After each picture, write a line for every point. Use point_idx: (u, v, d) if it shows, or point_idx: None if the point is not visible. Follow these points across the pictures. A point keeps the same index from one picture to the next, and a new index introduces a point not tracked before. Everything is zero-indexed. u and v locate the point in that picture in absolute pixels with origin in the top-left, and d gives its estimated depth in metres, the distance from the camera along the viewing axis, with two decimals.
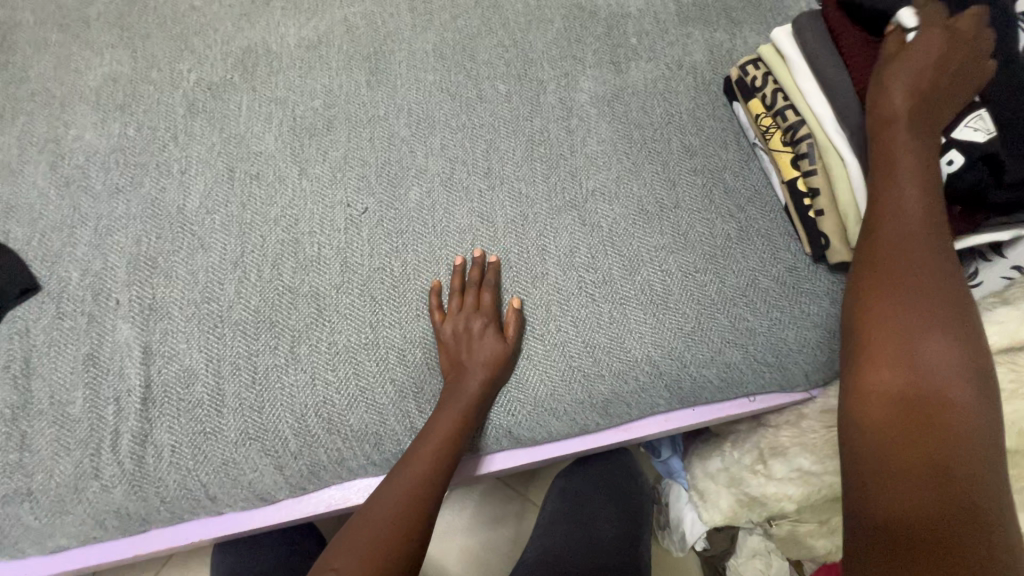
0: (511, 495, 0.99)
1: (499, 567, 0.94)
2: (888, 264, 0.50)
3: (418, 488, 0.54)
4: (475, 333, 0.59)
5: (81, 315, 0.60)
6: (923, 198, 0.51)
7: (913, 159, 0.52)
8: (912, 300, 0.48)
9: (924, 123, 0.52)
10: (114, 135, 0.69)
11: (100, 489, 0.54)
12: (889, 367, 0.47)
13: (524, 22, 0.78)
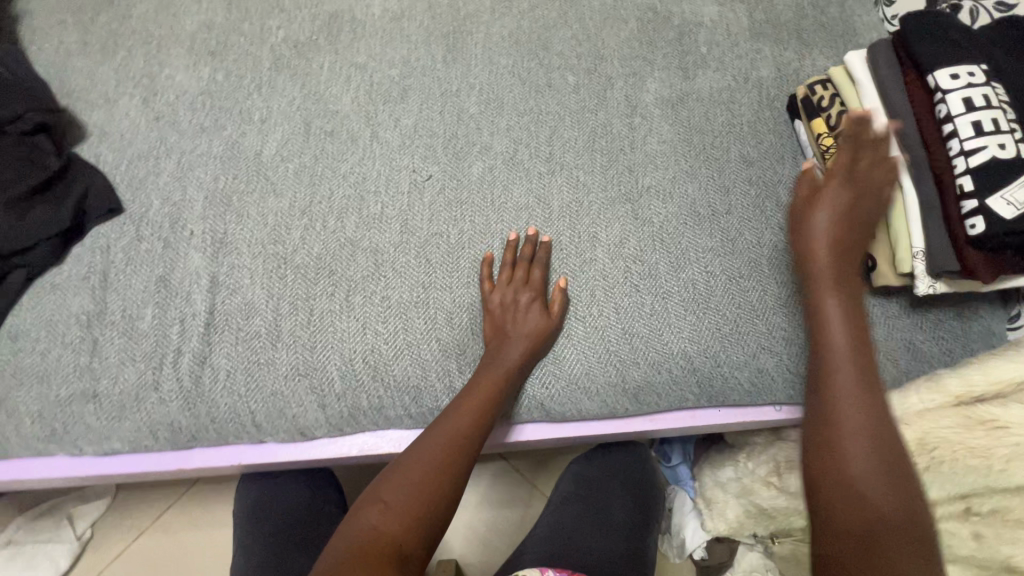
0: (520, 480, 1.01)
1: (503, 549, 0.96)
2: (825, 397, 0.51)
3: (451, 451, 0.55)
4: (522, 306, 0.62)
5: (157, 240, 0.64)
6: (854, 325, 0.53)
7: (839, 287, 0.55)
8: (839, 414, 0.50)
9: (843, 251, 0.56)
10: (204, 78, 0.73)
11: (158, 401, 0.58)
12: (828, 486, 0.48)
13: (600, 20, 0.81)
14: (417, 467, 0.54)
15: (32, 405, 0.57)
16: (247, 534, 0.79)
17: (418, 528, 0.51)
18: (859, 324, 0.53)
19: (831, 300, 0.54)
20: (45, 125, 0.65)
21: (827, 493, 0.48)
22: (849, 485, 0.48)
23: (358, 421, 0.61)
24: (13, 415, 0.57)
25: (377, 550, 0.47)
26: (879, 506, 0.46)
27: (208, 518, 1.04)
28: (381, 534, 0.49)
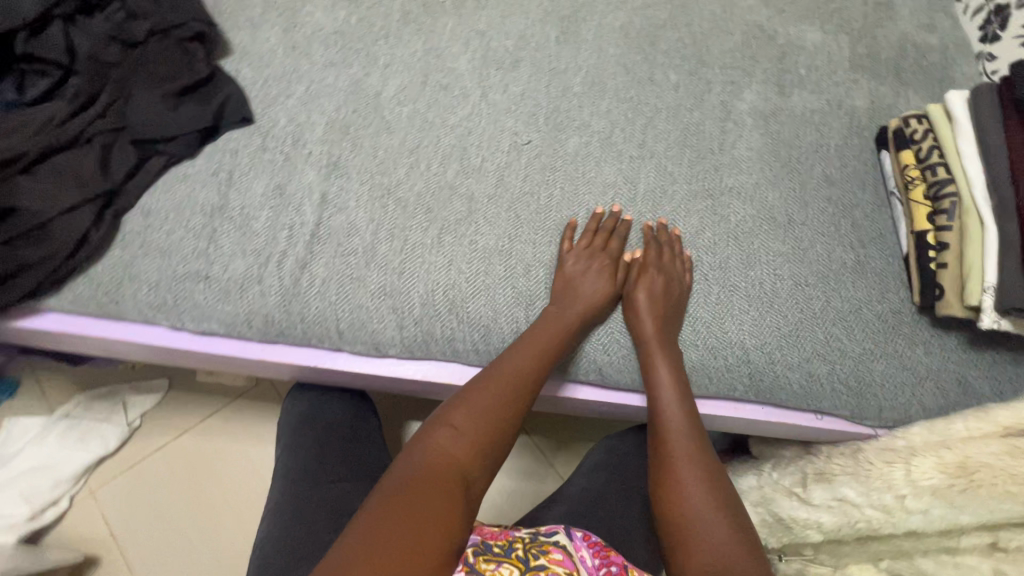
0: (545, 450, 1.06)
1: (520, 509, 1.01)
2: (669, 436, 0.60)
3: (512, 395, 0.59)
4: (593, 272, 0.65)
5: (279, 153, 0.70)
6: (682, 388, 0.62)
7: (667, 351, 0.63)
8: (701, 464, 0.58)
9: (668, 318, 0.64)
10: (339, 19, 0.79)
11: (259, 293, 0.64)
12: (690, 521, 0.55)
13: (707, 28, 0.84)
14: (477, 403, 0.57)
15: (152, 276, 0.64)
16: (291, 439, 0.83)
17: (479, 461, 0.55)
18: (671, 385, 0.62)
19: (660, 368, 0.62)
20: (202, 35, 0.72)
21: (678, 529, 0.55)
22: (682, 521, 0.55)
23: (429, 348, 0.67)
24: (134, 281, 0.64)
25: (440, 475, 0.52)
26: (711, 542, 0.53)
27: (246, 430, 1.11)
28: (445, 459, 0.53)
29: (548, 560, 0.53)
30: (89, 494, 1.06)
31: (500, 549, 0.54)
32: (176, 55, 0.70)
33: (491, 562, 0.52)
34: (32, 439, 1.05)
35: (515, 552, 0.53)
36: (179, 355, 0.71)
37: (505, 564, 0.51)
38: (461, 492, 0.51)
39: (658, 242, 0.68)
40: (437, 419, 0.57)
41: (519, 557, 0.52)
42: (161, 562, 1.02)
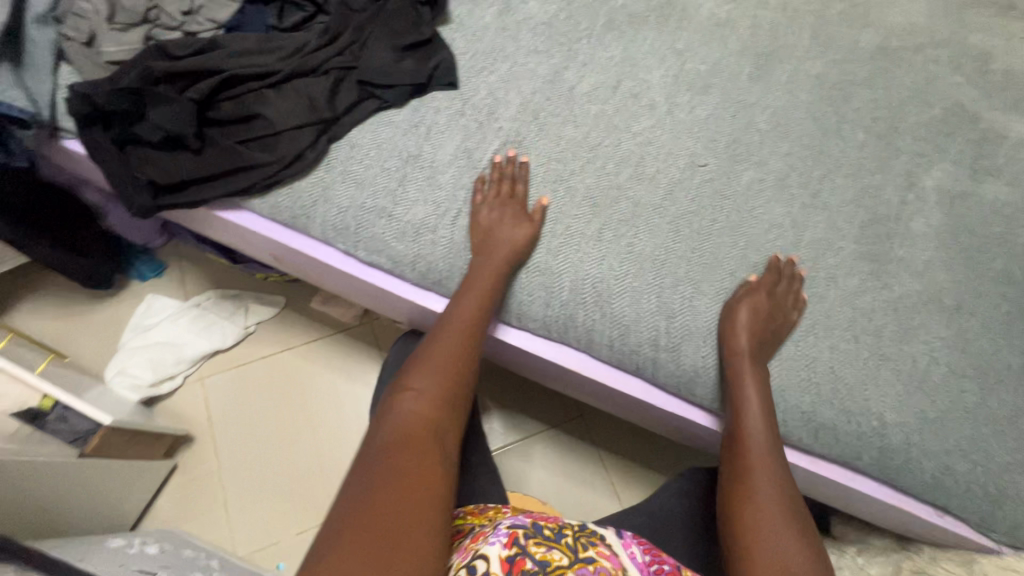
0: (622, 472, 1.12)
1: (582, 513, 1.09)
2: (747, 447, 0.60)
3: (461, 352, 0.64)
4: (506, 221, 0.69)
5: (474, 121, 0.75)
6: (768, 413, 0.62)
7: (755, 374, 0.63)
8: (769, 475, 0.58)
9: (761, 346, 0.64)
10: (549, 11, 0.84)
11: (430, 241, 0.70)
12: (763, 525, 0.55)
13: (907, 95, 0.82)
14: (439, 358, 0.62)
15: (343, 201, 0.71)
16: None
17: (447, 419, 0.59)
18: (765, 410, 0.62)
19: (751, 391, 0.63)
20: (435, 2, 0.79)
21: (750, 540, 0.54)
22: (755, 532, 0.55)
23: (565, 332, 0.70)
24: (328, 202, 0.71)
25: (418, 438, 0.55)
26: (781, 554, 0.53)
27: (341, 363, 1.19)
28: (419, 421, 0.57)
29: (597, 553, 0.52)
30: (198, 380, 1.17)
31: (550, 532, 0.52)
32: (409, 13, 0.77)
33: (542, 545, 0.50)
34: (166, 318, 1.17)
35: (564, 538, 0.52)
36: (339, 278, 0.77)
37: (555, 549, 0.50)
38: (437, 455, 0.54)
39: (778, 274, 0.68)
40: (408, 378, 0.61)
41: (568, 544, 0.51)
42: (243, 458, 1.12)
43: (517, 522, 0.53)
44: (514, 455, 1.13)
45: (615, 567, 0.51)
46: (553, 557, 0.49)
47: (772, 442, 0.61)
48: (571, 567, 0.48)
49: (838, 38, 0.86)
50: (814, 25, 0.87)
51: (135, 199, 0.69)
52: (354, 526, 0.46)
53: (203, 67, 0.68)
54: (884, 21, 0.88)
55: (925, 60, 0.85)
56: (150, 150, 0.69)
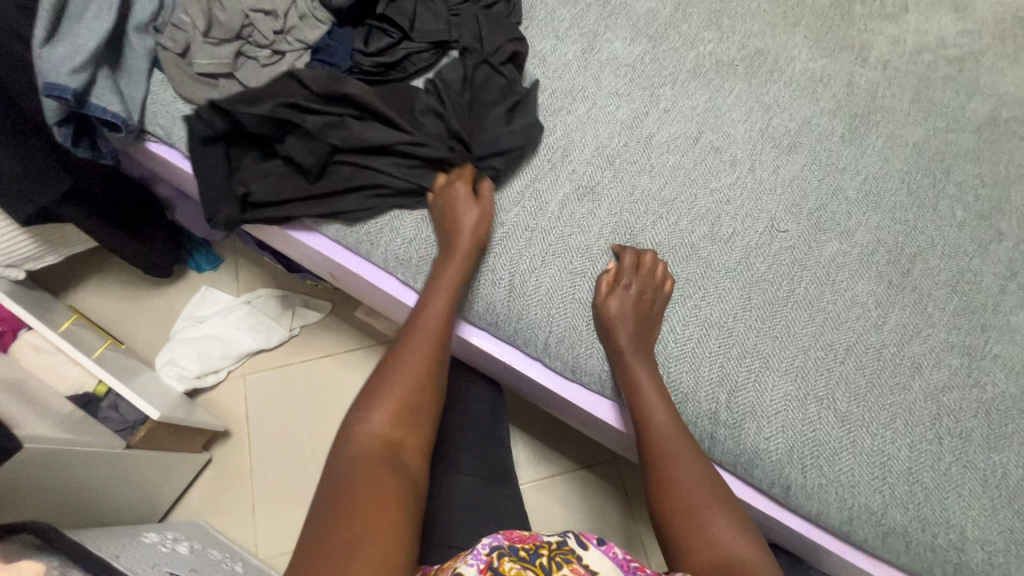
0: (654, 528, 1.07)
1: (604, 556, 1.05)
2: (660, 444, 0.59)
3: (425, 350, 0.61)
4: (461, 203, 0.67)
5: (546, 161, 0.74)
6: (660, 392, 0.62)
7: (642, 355, 0.63)
8: (691, 469, 0.57)
9: (643, 330, 0.64)
10: (633, 53, 0.81)
11: (490, 282, 0.69)
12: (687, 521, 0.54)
13: (1016, 174, 0.76)
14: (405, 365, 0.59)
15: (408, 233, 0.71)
16: None
17: (414, 432, 0.56)
18: (646, 367, 0.63)
19: (641, 373, 0.62)
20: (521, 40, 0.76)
21: (680, 523, 0.54)
22: (687, 522, 0.54)
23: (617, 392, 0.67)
24: (393, 232, 0.71)
25: (380, 459, 0.51)
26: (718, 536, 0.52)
27: None
28: (382, 440, 0.53)
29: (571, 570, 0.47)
30: (240, 376, 1.19)
31: (525, 553, 0.47)
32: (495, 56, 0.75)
33: (515, 564, 0.46)
34: (218, 312, 1.20)
35: (539, 559, 0.47)
36: (393, 305, 0.77)
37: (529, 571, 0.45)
38: (399, 475, 0.51)
39: (626, 254, 0.68)
40: (366, 395, 0.57)
41: (543, 566, 0.46)
42: (274, 459, 1.13)
43: (491, 542, 0.48)
44: (539, 494, 1.10)
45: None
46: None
47: (656, 399, 0.61)
48: None
49: (941, 105, 0.80)
50: (916, 88, 0.81)
51: (223, 210, 0.69)
52: (317, 541, 0.43)
53: (292, 92, 0.69)
54: (995, 89, 0.81)
55: None
56: (251, 167, 0.70)
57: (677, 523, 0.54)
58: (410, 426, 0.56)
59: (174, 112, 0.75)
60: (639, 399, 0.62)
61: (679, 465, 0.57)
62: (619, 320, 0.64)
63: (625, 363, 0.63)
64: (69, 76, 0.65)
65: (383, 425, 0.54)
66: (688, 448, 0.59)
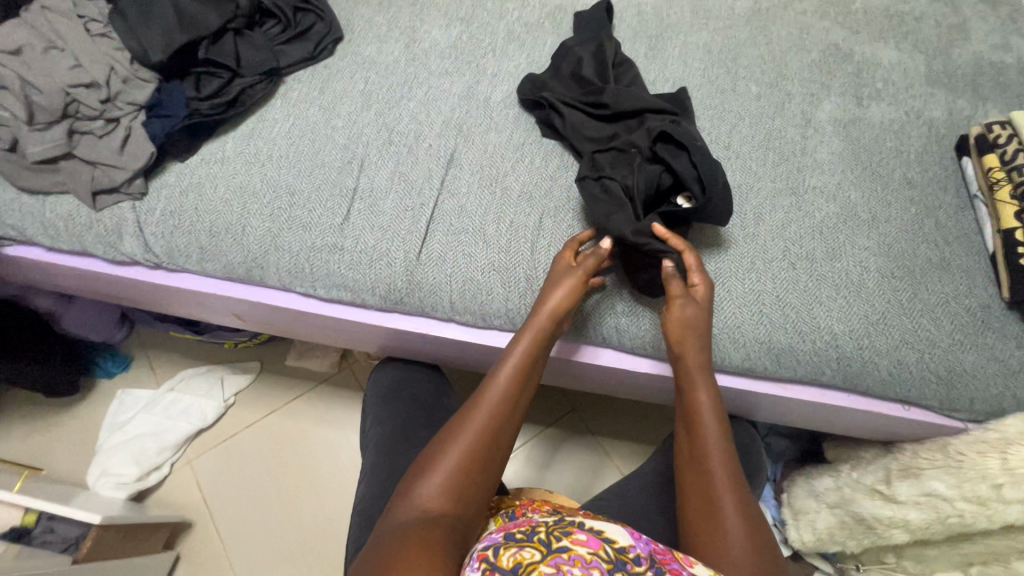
0: (629, 445, 1.10)
1: (598, 483, 1.07)
2: (702, 434, 0.62)
3: (489, 416, 0.58)
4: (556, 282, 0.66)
5: (403, 146, 0.79)
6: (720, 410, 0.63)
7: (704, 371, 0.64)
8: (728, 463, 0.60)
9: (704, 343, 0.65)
10: (452, 36, 0.89)
11: (385, 264, 0.72)
12: (703, 508, 0.58)
13: (786, 46, 0.90)
14: (474, 415, 0.58)
15: (294, 246, 0.73)
16: (384, 409, 0.88)
17: (468, 494, 0.55)
18: (705, 383, 0.64)
19: (701, 385, 0.64)
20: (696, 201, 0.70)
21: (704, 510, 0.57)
22: (711, 516, 0.57)
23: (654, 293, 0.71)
24: (279, 250, 0.73)
25: (430, 532, 0.50)
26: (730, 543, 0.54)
27: (328, 412, 1.18)
28: (446, 515, 0.53)
29: (572, 542, 0.48)
30: (186, 463, 1.14)
31: (521, 534, 0.49)
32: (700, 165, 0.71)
33: (512, 548, 0.47)
34: (141, 408, 1.15)
35: (537, 535, 0.48)
36: (307, 321, 0.80)
37: (526, 549, 0.46)
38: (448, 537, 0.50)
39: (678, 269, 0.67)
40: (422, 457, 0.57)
41: (541, 540, 0.48)
42: (249, 531, 1.09)
43: (490, 541, 0.49)
44: (516, 467, 1.09)
45: (594, 550, 0.47)
46: (525, 557, 0.46)
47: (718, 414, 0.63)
48: (544, 561, 0.45)
49: (715, 8, 0.94)
50: (692, 2, 0.95)
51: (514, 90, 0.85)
52: None
53: (143, 155, 0.73)
54: None
55: (794, 13, 0.94)
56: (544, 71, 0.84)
57: (694, 507, 0.58)
58: (467, 502, 0.55)
59: (24, 208, 0.75)
60: (696, 417, 0.63)
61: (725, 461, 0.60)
62: (676, 334, 0.65)
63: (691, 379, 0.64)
64: None
65: (442, 498, 0.53)
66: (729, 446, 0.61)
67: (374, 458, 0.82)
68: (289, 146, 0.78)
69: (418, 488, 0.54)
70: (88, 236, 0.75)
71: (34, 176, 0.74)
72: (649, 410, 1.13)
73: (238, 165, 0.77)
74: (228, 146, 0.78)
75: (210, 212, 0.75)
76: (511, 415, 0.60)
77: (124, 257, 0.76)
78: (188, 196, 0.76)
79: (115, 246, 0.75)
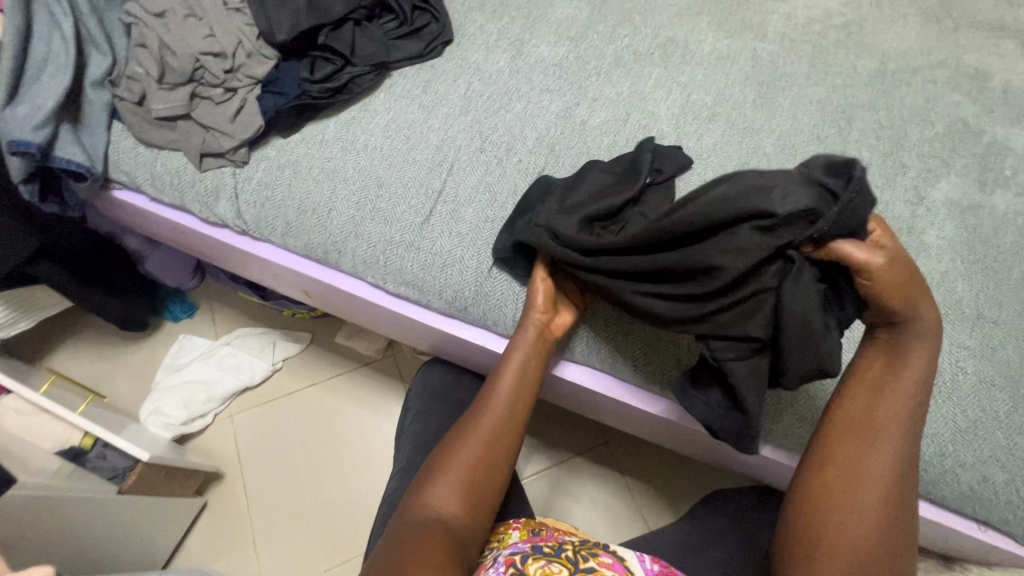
0: (659, 494, 1.06)
1: (621, 524, 1.04)
2: (878, 402, 0.55)
3: (484, 440, 0.63)
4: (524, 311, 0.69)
5: (493, 156, 0.80)
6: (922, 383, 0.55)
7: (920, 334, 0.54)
8: (891, 445, 0.54)
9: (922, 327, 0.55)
10: (559, 54, 0.89)
11: (456, 271, 0.73)
12: (843, 477, 0.55)
13: (908, 114, 0.85)
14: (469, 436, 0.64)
15: (373, 237, 0.75)
16: (425, 408, 0.89)
17: (467, 511, 0.60)
18: (922, 349, 0.55)
19: (918, 351, 0.55)
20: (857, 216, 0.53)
21: (841, 486, 0.55)
22: (846, 492, 0.55)
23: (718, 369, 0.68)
24: (358, 238, 0.75)
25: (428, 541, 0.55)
26: (851, 528, 0.54)
27: (366, 396, 1.21)
28: (449, 517, 0.59)
29: (598, 563, 0.52)
30: (227, 416, 1.19)
31: (549, 549, 0.53)
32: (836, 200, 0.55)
33: (541, 561, 0.51)
34: (198, 356, 1.21)
35: (564, 553, 0.53)
36: (370, 310, 0.81)
37: (555, 562, 0.50)
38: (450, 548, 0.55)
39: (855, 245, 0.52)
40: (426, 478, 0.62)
41: (568, 558, 0.52)
42: (272, 495, 1.12)
43: (517, 550, 0.54)
44: (540, 488, 1.08)
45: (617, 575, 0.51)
46: (552, 571, 0.50)
47: (904, 398, 0.55)
48: None
49: (835, 64, 0.90)
50: (812, 54, 0.91)
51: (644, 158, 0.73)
52: None
53: (252, 128, 0.77)
54: (880, 46, 0.91)
55: (923, 81, 0.88)
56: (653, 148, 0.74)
57: (834, 469, 0.56)
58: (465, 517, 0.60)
59: (138, 157, 0.80)
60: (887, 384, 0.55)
61: (890, 445, 0.54)
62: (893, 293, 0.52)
63: (904, 343, 0.55)
64: (33, 132, 0.69)
65: (439, 512, 0.59)
66: (905, 430, 0.55)
67: (408, 454, 0.83)
68: (384, 139, 0.80)
69: (419, 500, 0.60)
70: (189, 193, 0.80)
71: (152, 130, 0.79)
72: (685, 461, 1.09)
73: (334, 149, 0.79)
74: (329, 130, 0.81)
75: (301, 190, 0.78)
76: (507, 436, 0.65)
77: (216, 218, 0.80)
78: (284, 172, 0.79)
79: (210, 207, 0.80)
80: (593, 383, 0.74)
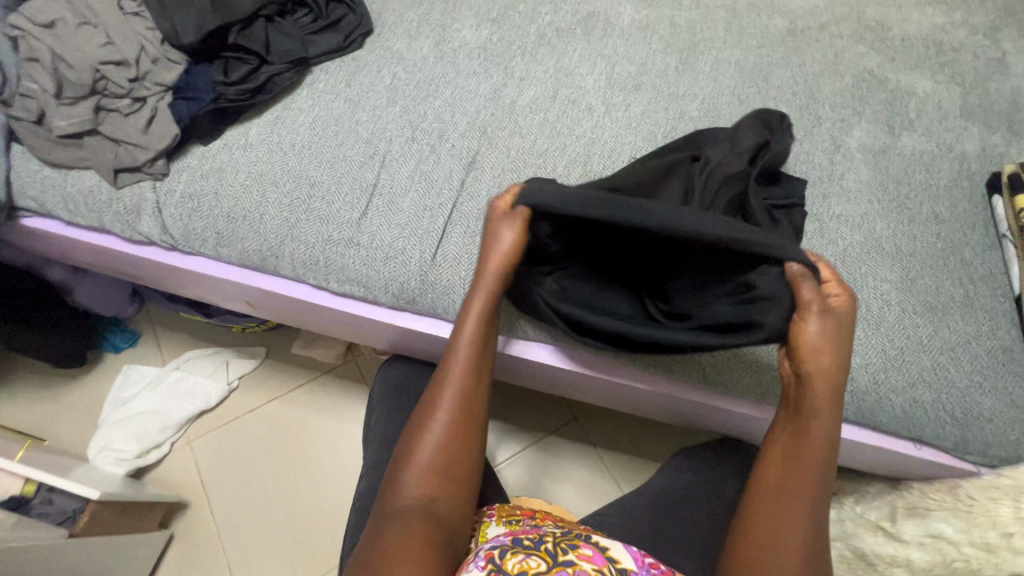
0: (633, 460, 1.09)
1: (600, 494, 1.06)
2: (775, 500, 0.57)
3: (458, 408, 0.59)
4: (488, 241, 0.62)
5: (425, 144, 0.79)
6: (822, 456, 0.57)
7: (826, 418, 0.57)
8: (807, 482, 0.56)
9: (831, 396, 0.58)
10: (482, 36, 0.89)
11: (400, 263, 0.72)
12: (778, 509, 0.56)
13: (819, 68, 0.89)
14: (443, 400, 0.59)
15: (310, 237, 0.73)
16: (388, 406, 0.88)
17: (449, 486, 0.57)
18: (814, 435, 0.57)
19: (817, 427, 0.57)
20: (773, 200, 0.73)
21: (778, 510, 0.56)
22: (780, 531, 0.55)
23: None
24: (295, 240, 0.73)
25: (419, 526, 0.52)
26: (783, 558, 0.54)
27: (330, 404, 1.18)
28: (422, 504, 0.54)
29: (577, 556, 0.49)
30: (186, 444, 1.15)
31: (529, 541, 0.50)
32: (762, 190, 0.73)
33: (519, 555, 0.48)
34: (145, 385, 1.16)
35: (544, 544, 0.50)
36: (318, 314, 0.80)
37: (532, 558, 0.47)
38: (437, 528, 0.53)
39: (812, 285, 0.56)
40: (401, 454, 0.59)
41: (548, 550, 0.49)
42: (242, 517, 1.09)
43: (498, 542, 0.51)
44: (516, 471, 1.09)
45: (597, 568, 0.48)
46: (530, 566, 0.47)
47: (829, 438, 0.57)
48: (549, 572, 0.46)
49: (748, 25, 0.93)
50: (727, 19, 0.94)
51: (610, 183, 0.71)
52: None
53: (167, 137, 0.73)
54: (788, 6, 0.95)
55: (830, 36, 0.92)
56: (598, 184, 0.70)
57: (771, 509, 0.57)
58: (452, 489, 0.57)
59: (44, 179, 0.75)
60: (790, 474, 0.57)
61: (814, 476, 0.57)
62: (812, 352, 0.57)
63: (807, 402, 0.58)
64: None
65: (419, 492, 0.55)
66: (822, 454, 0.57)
67: (375, 454, 0.82)
68: (312, 137, 0.78)
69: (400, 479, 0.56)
70: (107, 213, 0.75)
71: (57, 150, 0.74)
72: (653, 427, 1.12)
73: (259, 152, 0.77)
74: (252, 133, 0.78)
75: (228, 197, 0.75)
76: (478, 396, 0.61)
77: (140, 237, 0.76)
78: (208, 179, 0.75)
79: (133, 225, 0.76)
80: (547, 357, 0.75)
